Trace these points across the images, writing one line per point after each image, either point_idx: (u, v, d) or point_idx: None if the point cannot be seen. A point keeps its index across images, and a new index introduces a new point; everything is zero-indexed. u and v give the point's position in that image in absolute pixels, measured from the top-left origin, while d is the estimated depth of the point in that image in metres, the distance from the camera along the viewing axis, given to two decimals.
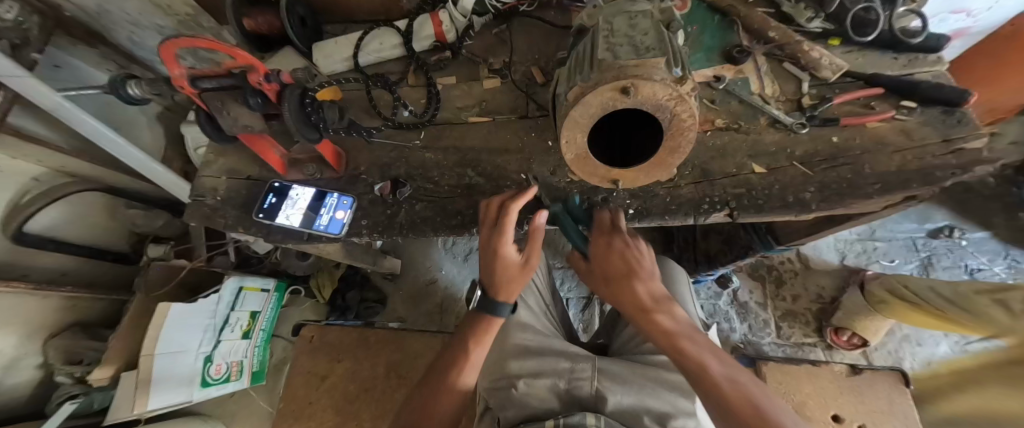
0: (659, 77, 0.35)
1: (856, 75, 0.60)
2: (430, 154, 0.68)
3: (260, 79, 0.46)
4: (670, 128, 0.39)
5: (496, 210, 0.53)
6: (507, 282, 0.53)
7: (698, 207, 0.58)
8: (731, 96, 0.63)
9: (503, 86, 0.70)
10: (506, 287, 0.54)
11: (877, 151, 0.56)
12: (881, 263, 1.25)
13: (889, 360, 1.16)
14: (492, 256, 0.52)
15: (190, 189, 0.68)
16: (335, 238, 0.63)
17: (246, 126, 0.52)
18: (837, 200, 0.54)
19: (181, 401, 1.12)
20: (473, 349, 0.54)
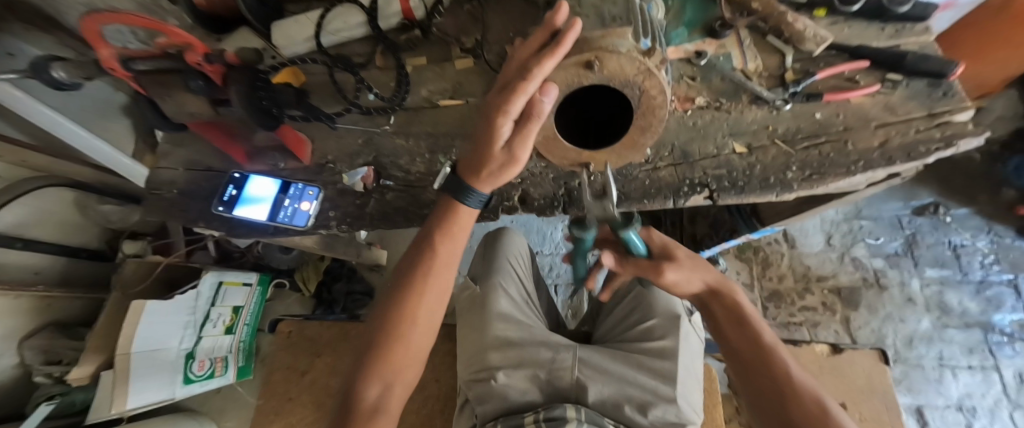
0: (625, 50, 0.32)
1: (841, 48, 0.57)
2: (400, 139, 0.65)
3: (198, 59, 0.44)
4: (640, 107, 0.37)
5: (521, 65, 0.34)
6: (483, 165, 0.40)
7: (678, 190, 0.57)
8: (712, 72, 0.60)
9: (475, 67, 0.67)
10: (483, 170, 0.41)
11: (861, 127, 0.54)
12: (866, 242, 1.25)
13: (872, 337, 1.17)
14: (486, 129, 0.36)
15: (147, 182, 0.65)
16: (301, 231, 0.61)
17: (193, 113, 0.51)
18: (818, 180, 0.53)
19: (163, 398, 1.09)
20: (440, 243, 0.48)
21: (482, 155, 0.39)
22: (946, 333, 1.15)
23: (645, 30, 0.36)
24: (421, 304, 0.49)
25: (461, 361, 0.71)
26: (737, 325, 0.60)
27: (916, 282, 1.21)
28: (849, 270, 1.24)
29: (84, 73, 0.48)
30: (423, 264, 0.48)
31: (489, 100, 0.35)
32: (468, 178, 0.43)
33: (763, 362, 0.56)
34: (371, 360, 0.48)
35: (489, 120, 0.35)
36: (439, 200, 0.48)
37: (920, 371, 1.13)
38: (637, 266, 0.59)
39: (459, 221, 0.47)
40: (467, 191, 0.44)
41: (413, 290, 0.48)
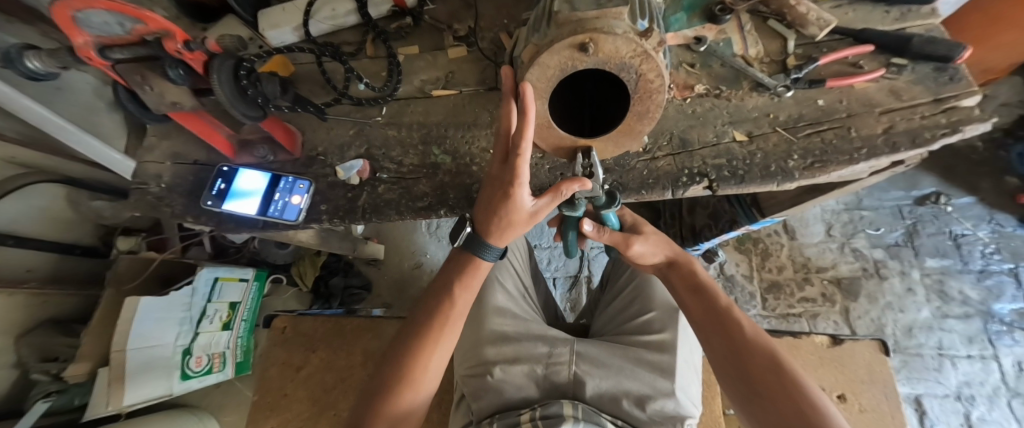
0: (621, 30, 0.30)
1: (844, 32, 0.56)
2: (393, 130, 0.63)
3: (178, 48, 0.42)
4: (636, 91, 0.35)
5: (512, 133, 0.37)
6: (503, 228, 0.43)
7: (677, 180, 0.55)
8: (712, 58, 0.58)
9: (469, 55, 0.65)
10: (506, 232, 0.44)
11: (865, 113, 0.53)
12: (866, 232, 1.24)
13: (871, 328, 1.16)
14: (502, 199, 0.40)
15: (133, 176, 0.64)
16: (292, 225, 0.59)
17: (174, 103, 0.49)
18: (821, 169, 0.51)
19: (162, 394, 1.09)
20: (457, 295, 0.49)
21: (502, 221, 0.42)
22: (945, 323, 1.15)
23: (642, 10, 0.34)
24: (433, 356, 0.47)
25: (457, 357, 0.70)
26: (694, 292, 0.56)
27: (916, 272, 1.20)
28: (848, 260, 1.23)
29: (56, 62, 0.46)
30: (438, 316, 0.48)
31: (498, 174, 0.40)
32: (489, 240, 0.45)
33: (719, 326, 0.51)
34: (374, 410, 0.44)
35: (505, 192, 0.39)
36: (458, 254, 0.50)
37: (920, 361, 1.13)
38: (610, 238, 0.55)
39: (479, 274, 0.49)
40: (486, 248, 0.46)
41: (426, 342, 0.47)
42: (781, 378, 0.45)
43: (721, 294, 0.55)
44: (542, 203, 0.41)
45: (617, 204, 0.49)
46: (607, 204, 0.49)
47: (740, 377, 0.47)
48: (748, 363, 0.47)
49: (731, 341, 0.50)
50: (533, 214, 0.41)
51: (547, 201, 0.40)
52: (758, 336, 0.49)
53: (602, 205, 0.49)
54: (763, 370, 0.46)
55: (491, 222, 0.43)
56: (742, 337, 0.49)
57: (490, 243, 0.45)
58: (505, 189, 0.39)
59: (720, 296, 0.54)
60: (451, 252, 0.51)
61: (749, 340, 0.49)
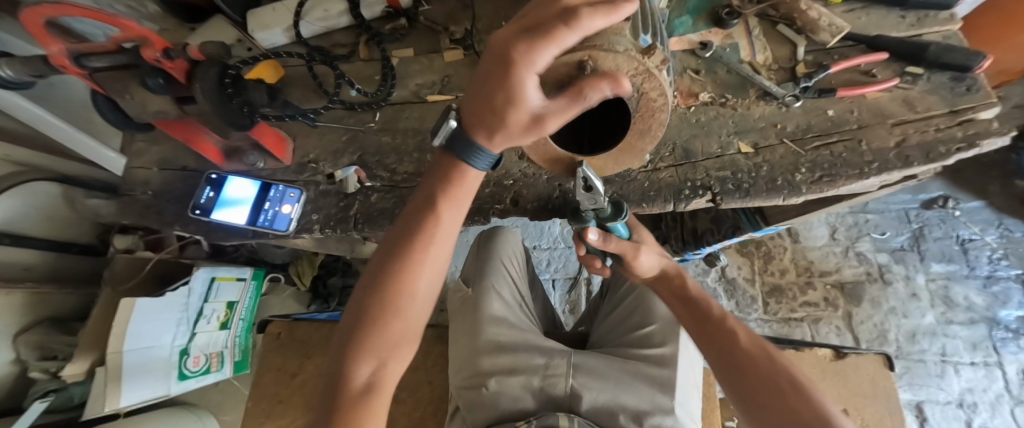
0: (621, 48, 0.28)
1: (856, 38, 0.53)
2: (387, 136, 0.61)
3: (156, 56, 0.40)
4: (638, 109, 0.33)
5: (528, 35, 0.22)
6: (494, 128, 0.29)
7: (679, 192, 0.54)
8: (718, 64, 0.56)
9: (466, 59, 0.62)
10: (495, 137, 0.30)
11: (876, 124, 0.50)
12: (871, 236, 1.22)
13: (874, 333, 1.15)
14: (494, 81, 0.25)
15: (121, 183, 0.62)
16: (282, 235, 0.58)
17: (157, 112, 0.48)
18: (829, 183, 0.49)
19: (159, 394, 1.09)
20: (443, 211, 0.38)
21: (493, 116, 0.28)
22: (949, 328, 1.13)
23: (644, 23, 0.32)
24: (418, 279, 0.39)
25: (452, 366, 0.69)
26: (686, 302, 0.57)
27: (921, 277, 1.18)
28: (853, 264, 1.21)
29: (31, 70, 0.44)
30: (419, 237, 0.38)
31: (494, 46, 0.24)
32: (476, 141, 0.32)
33: (714, 336, 0.51)
34: (355, 347, 0.38)
35: (498, 74, 0.24)
36: (440, 158, 0.38)
37: (922, 367, 1.12)
38: (617, 246, 0.52)
39: (467, 185, 0.37)
40: (476, 152, 0.33)
41: (407, 266, 0.38)
42: (782, 386, 0.44)
43: (713, 304, 0.55)
44: (558, 108, 0.25)
45: (623, 216, 0.46)
46: (614, 216, 0.46)
47: (740, 388, 0.47)
48: (746, 372, 0.47)
49: (727, 350, 0.49)
50: (536, 119, 0.27)
51: (562, 105, 0.25)
52: (754, 344, 0.49)
53: (607, 217, 0.46)
54: (762, 378, 0.46)
55: (480, 115, 0.29)
56: (738, 345, 0.49)
57: (479, 145, 0.32)
58: (499, 69, 0.23)
59: (713, 307, 0.55)
60: (432, 160, 0.39)
61: (746, 349, 0.48)
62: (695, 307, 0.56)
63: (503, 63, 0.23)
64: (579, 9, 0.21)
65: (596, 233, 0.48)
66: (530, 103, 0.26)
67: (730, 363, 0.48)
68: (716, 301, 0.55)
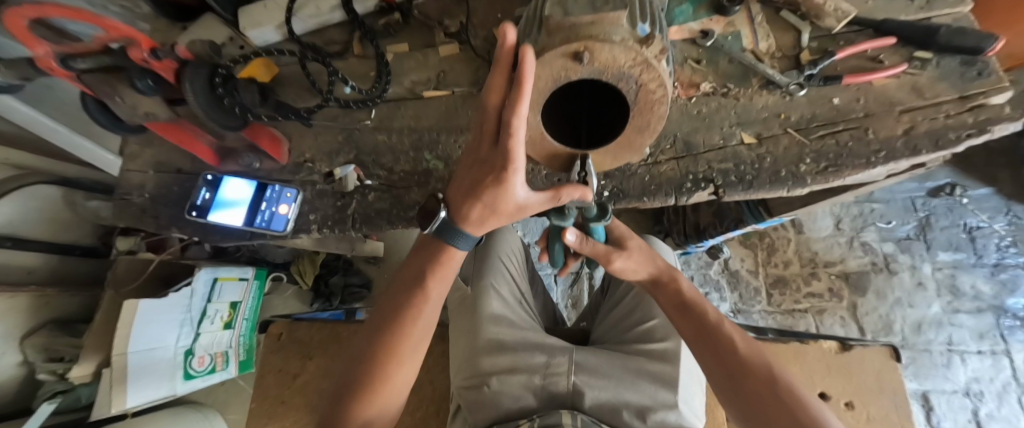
0: (618, 38, 0.27)
1: (864, 22, 0.51)
2: (382, 134, 0.61)
3: (144, 56, 0.39)
4: (636, 102, 0.32)
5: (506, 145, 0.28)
6: (486, 216, 0.36)
7: (680, 186, 0.53)
8: (720, 53, 0.54)
9: (461, 53, 0.61)
10: (484, 222, 0.37)
11: (884, 113, 0.49)
12: (877, 226, 1.21)
13: (878, 323, 1.15)
14: (489, 184, 0.32)
15: (115, 187, 0.62)
16: (280, 236, 0.57)
17: (147, 114, 0.47)
18: (834, 173, 0.48)
19: (165, 394, 1.09)
20: (430, 288, 0.44)
21: (485, 207, 0.35)
22: (956, 318, 1.12)
23: (643, 12, 0.31)
24: (408, 345, 0.45)
25: (453, 366, 0.69)
26: (681, 309, 0.54)
27: (928, 266, 1.17)
28: (858, 254, 1.20)
29: (17, 73, 0.43)
30: (410, 306, 0.44)
31: (490, 156, 0.31)
32: (465, 228, 0.38)
33: (713, 345, 0.50)
34: (351, 402, 0.43)
35: (496, 178, 0.31)
36: (430, 241, 0.44)
37: (927, 356, 1.11)
38: (592, 251, 0.51)
39: (452, 265, 0.43)
40: (462, 236, 0.40)
41: (399, 333, 0.44)
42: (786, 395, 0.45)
43: (709, 307, 0.54)
44: (539, 199, 0.34)
45: (607, 219, 0.47)
46: (598, 217, 0.47)
47: (746, 398, 0.47)
48: (751, 384, 0.47)
49: (730, 360, 0.49)
50: (522, 207, 0.35)
51: (543, 199, 0.34)
52: (752, 353, 0.49)
53: (593, 217, 0.47)
54: (767, 388, 0.46)
55: (473, 207, 0.35)
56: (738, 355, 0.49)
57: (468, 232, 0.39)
58: (495, 174, 0.31)
59: (710, 312, 0.53)
60: (422, 238, 0.45)
61: (747, 358, 0.48)
62: (693, 313, 0.53)
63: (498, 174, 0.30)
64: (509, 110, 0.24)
65: (574, 233, 0.48)
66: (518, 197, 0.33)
67: (733, 374, 0.48)
68: (711, 305, 0.54)
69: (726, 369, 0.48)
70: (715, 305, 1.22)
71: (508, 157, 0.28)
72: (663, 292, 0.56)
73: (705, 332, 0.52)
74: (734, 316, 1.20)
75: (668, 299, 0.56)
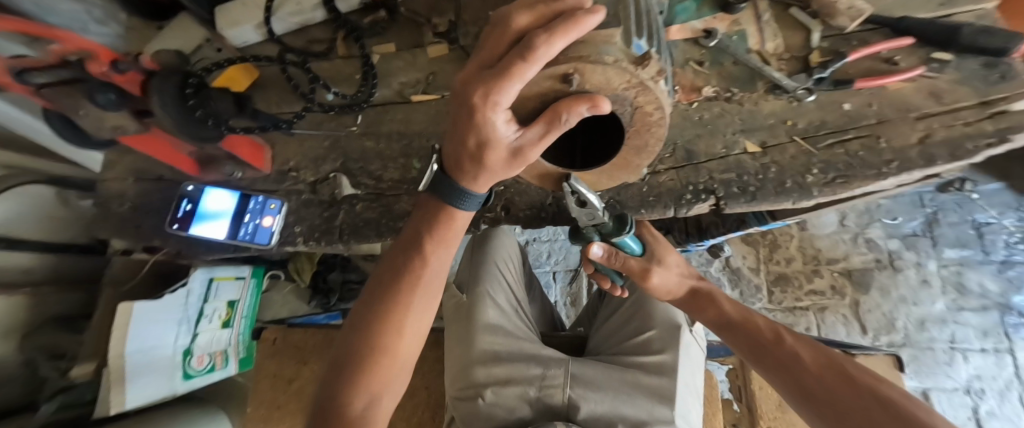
0: (611, 59, 0.25)
1: (880, 21, 0.48)
2: (370, 141, 0.58)
3: (103, 70, 0.37)
4: (632, 124, 0.31)
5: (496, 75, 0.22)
6: (477, 167, 0.31)
7: (679, 198, 0.51)
8: (724, 54, 0.50)
9: (451, 54, 0.58)
10: (477, 175, 0.32)
11: (898, 119, 0.46)
12: (882, 222, 1.18)
13: (881, 321, 1.13)
14: (467, 122, 0.26)
15: (94, 196, 0.60)
16: (265, 249, 0.56)
17: (116, 128, 0.45)
18: (843, 185, 0.46)
19: (165, 395, 1.01)
20: (429, 252, 0.39)
21: (471, 154, 0.29)
22: (960, 315, 1.11)
23: (641, 25, 0.28)
24: (410, 316, 0.40)
25: (447, 375, 0.68)
26: (728, 328, 0.57)
27: (933, 263, 1.15)
28: (862, 251, 1.17)
29: None
30: (406, 278, 0.39)
31: (461, 88, 0.25)
32: (462, 185, 0.34)
33: (776, 355, 0.51)
34: (346, 392, 0.38)
35: (472, 114, 0.25)
36: (428, 200, 0.38)
37: (929, 354, 1.10)
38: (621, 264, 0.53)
39: (456, 226, 0.38)
40: (462, 195, 0.34)
41: (398, 305, 0.39)
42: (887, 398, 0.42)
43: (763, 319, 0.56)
44: (534, 137, 0.27)
45: (627, 232, 0.42)
46: (617, 231, 0.43)
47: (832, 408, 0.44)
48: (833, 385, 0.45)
49: (797, 368, 0.48)
50: (517, 151, 0.28)
51: (540, 133, 0.27)
52: (817, 360, 0.48)
53: (610, 231, 0.43)
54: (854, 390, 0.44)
55: (462, 154, 0.30)
56: (800, 361, 0.49)
57: (464, 188, 0.34)
58: (472, 111, 0.25)
59: (761, 325, 0.55)
60: (421, 198, 0.40)
61: (808, 367, 0.48)
62: (742, 330, 0.55)
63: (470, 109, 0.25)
64: (532, 36, 0.20)
65: (600, 248, 0.48)
66: (505, 139, 0.27)
67: (806, 387, 0.46)
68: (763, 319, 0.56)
69: (791, 379, 0.48)
70: None
71: (489, 88, 0.23)
72: (709, 316, 0.60)
73: (759, 343, 0.53)
74: None
75: (711, 320, 0.59)
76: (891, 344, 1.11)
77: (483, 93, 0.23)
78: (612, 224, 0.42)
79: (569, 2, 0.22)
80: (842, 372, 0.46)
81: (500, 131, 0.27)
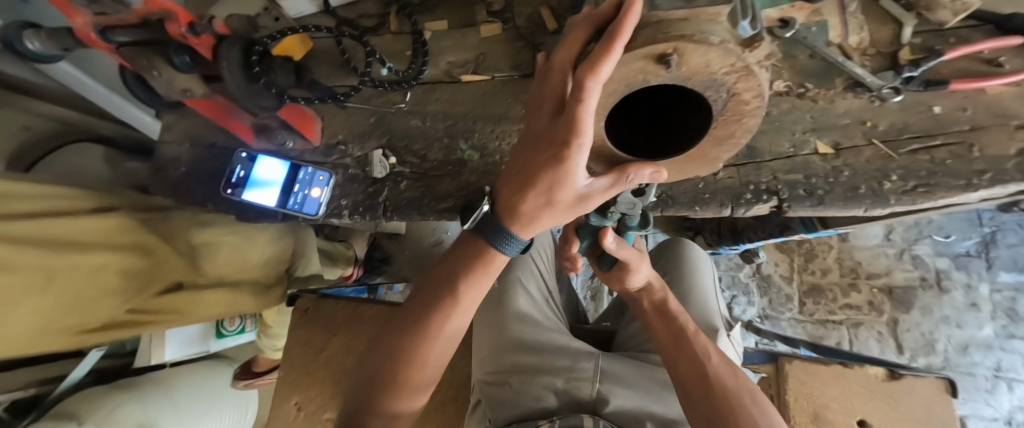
0: (717, 39, 0.23)
1: (984, 16, 0.43)
2: (417, 119, 0.58)
3: (182, 32, 0.37)
4: (722, 112, 0.29)
5: (576, 126, 0.26)
6: (539, 212, 0.33)
7: (739, 196, 0.49)
8: (798, 46, 0.47)
9: (504, 34, 0.57)
10: (535, 221, 0.35)
11: (995, 126, 0.42)
12: (933, 238, 1.11)
13: (920, 342, 1.08)
14: (547, 166, 0.29)
15: (152, 158, 0.61)
16: (312, 220, 0.56)
17: (184, 91, 0.45)
18: (925, 195, 0.42)
19: (199, 351, 1.06)
20: (463, 292, 0.42)
21: (540, 198, 0.32)
22: (1009, 343, 1.05)
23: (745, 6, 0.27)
24: (450, 319, 0.42)
25: (474, 359, 0.69)
26: (663, 317, 0.55)
27: (985, 287, 1.08)
28: (906, 268, 1.11)
29: (56, 44, 0.41)
30: (444, 301, 0.42)
31: (541, 139, 0.30)
32: (520, 227, 0.36)
33: (687, 355, 0.50)
34: (389, 374, 0.42)
35: (556, 155, 0.28)
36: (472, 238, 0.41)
37: (970, 381, 1.05)
38: (625, 255, 0.46)
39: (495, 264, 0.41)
40: (510, 237, 0.37)
41: (441, 307, 0.42)
42: (752, 414, 0.45)
43: (688, 321, 0.54)
44: (602, 186, 0.31)
45: (646, 230, 0.44)
46: (638, 227, 0.43)
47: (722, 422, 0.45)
48: (724, 406, 0.46)
49: (705, 382, 0.47)
50: (583, 196, 0.32)
51: (606, 185, 0.31)
52: (723, 368, 0.49)
53: (632, 226, 0.43)
54: (737, 413, 0.45)
55: (529, 201, 0.33)
56: (709, 368, 0.48)
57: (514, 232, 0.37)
58: (555, 151, 0.28)
59: (689, 326, 0.53)
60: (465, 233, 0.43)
61: (719, 376, 0.48)
62: (667, 323, 0.54)
63: (556, 155, 0.28)
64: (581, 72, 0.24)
65: (614, 239, 0.43)
66: (576, 184, 0.31)
67: (708, 389, 0.47)
68: (691, 318, 0.54)
69: (697, 378, 0.48)
70: (741, 308, 1.18)
71: (574, 127, 0.26)
72: (646, 302, 0.56)
73: (679, 338, 0.52)
74: (761, 321, 1.16)
75: (647, 308, 0.56)
76: (929, 366, 1.06)
77: (565, 135, 0.27)
78: (637, 220, 0.43)
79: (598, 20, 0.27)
80: (736, 389, 0.47)
81: (575, 176, 0.30)
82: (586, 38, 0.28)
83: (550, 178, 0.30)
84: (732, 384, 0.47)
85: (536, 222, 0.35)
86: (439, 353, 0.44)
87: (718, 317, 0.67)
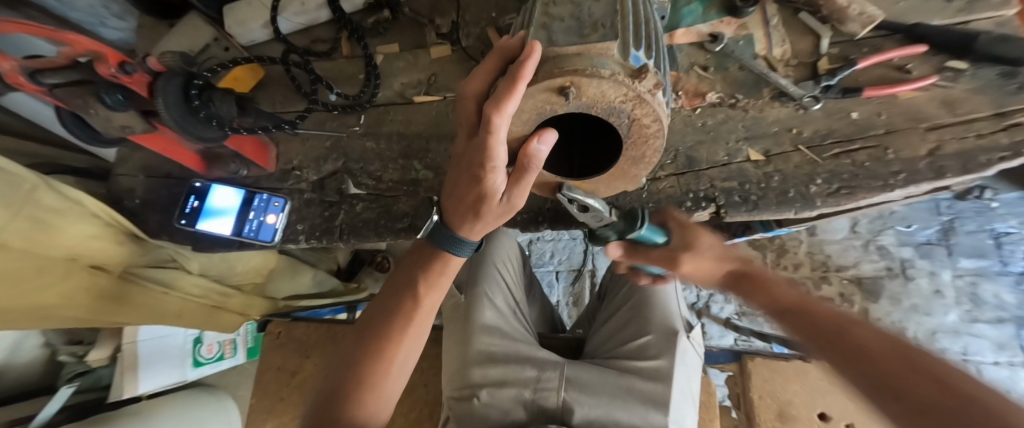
0: (607, 72, 0.25)
1: (893, 27, 0.46)
2: (371, 141, 0.59)
3: (112, 71, 0.38)
4: (629, 135, 0.31)
5: (489, 152, 0.27)
6: (469, 221, 0.36)
7: (680, 205, 0.50)
8: (729, 59, 0.50)
9: (453, 56, 0.58)
10: (468, 227, 0.37)
11: (909, 129, 0.45)
12: (895, 229, 1.15)
13: (890, 330, 1.11)
14: (470, 183, 0.31)
15: (108, 191, 0.62)
16: (268, 246, 0.56)
17: (125, 127, 0.45)
18: (847, 196, 0.44)
19: (175, 381, 1.01)
20: (423, 294, 0.43)
21: (470, 210, 0.34)
22: (973, 327, 1.08)
23: (637, 36, 0.28)
24: (415, 319, 0.44)
25: (444, 374, 0.69)
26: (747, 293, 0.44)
27: (947, 273, 1.11)
28: (873, 259, 1.14)
29: None
30: (407, 303, 0.44)
31: (464, 157, 0.31)
32: (457, 235, 0.38)
33: (797, 324, 0.37)
34: (357, 376, 0.42)
35: (474, 175, 0.31)
36: (424, 246, 0.43)
37: None
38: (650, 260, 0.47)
39: (449, 268, 0.42)
40: (457, 242, 0.39)
41: (405, 307, 0.44)
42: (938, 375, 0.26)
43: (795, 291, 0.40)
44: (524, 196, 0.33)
45: (640, 227, 0.40)
46: (630, 228, 0.41)
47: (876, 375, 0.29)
48: (872, 359, 0.30)
49: (840, 345, 0.33)
50: (510, 204, 0.33)
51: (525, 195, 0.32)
52: (884, 344, 0.31)
53: (624, 230, 0.41)
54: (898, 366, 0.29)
55: (460, 210, 0.35)
56: (840, 331, 0.34)
57: (459, 239, 0.38)
58: (474, 172, 0.30)
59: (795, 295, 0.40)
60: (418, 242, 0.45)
61: (871, 350, 0.31)
62: (761, 297, 0.42)
63: (475, 174, 0.30)
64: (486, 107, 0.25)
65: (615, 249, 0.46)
66: (497, 196, 0.32)
67: (849, 362, 0.32)
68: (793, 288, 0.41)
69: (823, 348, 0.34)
70: (718, 306, 1.19)
71: (486, 154, 0.28)
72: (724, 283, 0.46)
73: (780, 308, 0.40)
74: (738, 318, 1.17)
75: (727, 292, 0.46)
76: None
77: (480, 158, 0.29)
78: (619, 223, 0.41)
79: (500, 56, 0.29)
80: (897, 346, 0.30)
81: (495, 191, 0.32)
82: (494, 71, 0.29)
83: (475, 190, 0.32)
84: (884, 346, 0.30)
85: (471, 227, 0.37)
86: (404, 353, 0.44)
87: (679, 318, 0.69)
